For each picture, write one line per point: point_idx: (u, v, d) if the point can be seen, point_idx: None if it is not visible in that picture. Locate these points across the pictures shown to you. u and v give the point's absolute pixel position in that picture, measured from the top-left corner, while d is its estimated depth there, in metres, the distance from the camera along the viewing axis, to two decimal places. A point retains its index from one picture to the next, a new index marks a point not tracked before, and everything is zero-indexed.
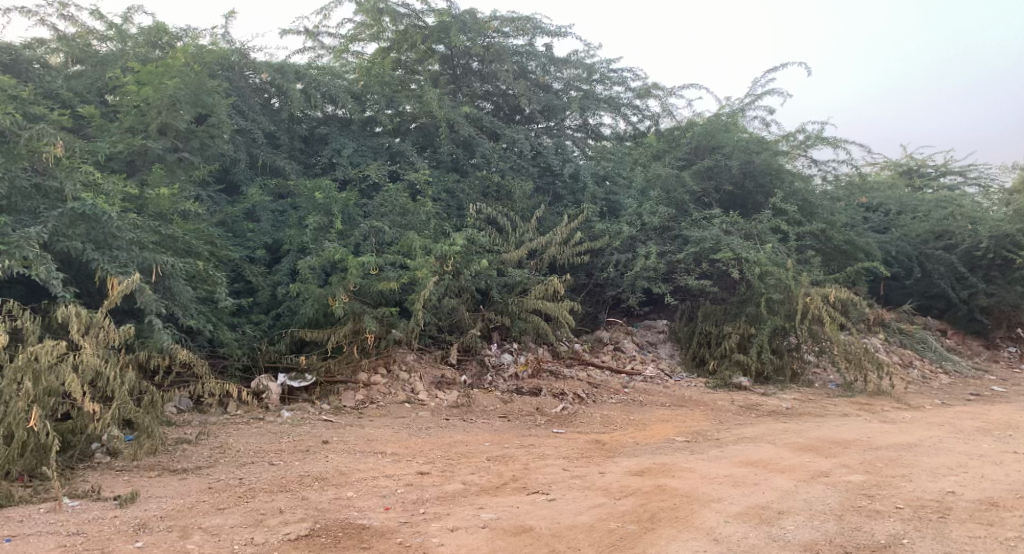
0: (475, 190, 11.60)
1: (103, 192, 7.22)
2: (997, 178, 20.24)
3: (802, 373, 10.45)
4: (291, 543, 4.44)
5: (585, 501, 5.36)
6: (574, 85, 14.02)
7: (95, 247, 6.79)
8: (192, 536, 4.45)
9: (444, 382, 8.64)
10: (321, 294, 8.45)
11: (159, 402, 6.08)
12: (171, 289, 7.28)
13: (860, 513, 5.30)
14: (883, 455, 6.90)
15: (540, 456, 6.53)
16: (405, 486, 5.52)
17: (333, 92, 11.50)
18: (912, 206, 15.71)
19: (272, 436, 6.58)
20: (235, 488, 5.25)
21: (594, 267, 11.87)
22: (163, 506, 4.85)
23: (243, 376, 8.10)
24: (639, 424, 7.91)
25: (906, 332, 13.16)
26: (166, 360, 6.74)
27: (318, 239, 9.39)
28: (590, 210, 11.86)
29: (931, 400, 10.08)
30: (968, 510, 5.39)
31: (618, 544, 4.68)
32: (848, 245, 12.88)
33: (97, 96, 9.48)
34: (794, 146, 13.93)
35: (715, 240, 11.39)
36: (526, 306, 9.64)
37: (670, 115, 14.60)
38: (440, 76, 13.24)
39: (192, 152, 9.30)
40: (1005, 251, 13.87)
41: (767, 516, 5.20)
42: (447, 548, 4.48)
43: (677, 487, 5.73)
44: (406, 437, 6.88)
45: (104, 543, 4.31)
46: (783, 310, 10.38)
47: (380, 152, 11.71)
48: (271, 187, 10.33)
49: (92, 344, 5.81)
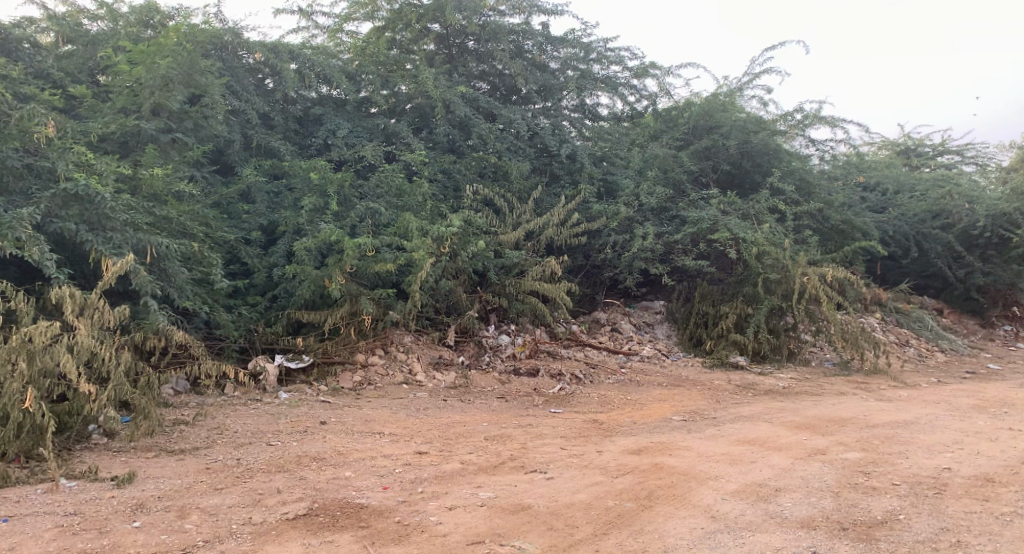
0: (471, 170, 11.53)
1: (96, 172, 7.16)
2: (994, 157, 20.22)
3: (799, 353, 10.45)
4: (289, 522, 4.44)
5: (583, 479, 5.37)
6: (571, 64, 13.85)
7: (89, 228, 6.74)
8: (189, 516, 4.44)
9: (442, 363, 8.62)
10: (317, 275, 8.40)
11: (155, 383, 6.07)
12: (166, 270, 7.24)
13: (856, 489, 5.31)
14: (880, 432, 6.92)
15: (537, 435, 6.55)
16: (404, 466, 5.52)
17: (328, 72, 11.39)
18: (909, 185, 15.76)
19: (269, 417, 6.56)
20: (233, 469, 5.24)
21: (591, 249, 11.86)
22: (160, 486, 4.84)
23: (239, 357, 8.06)
24: (636, 404, 7.91)
25: (903, 312, 13.17)
26: (162, 341, 6.73)
27: (313, 220, 9.33)
28: (587, 191, 11.85)
29: (927, 378, 10.10)
30: (964, 486, 5.41)
31: (615, 522, 4.68)
32: (846, 225, 12.77)
33: (89, 77, 9.40)
34: (791, 125, 13.79)
35: (713, 220, 11.34)
36: (523, 287, 9.67)
37: (668, 95, 14.55)
38: (435, 56, 13.18)
39: (187, 133, 9.19)
40: (1002, 230, 13.91)
41: (764, 493, 5.21)
42: (445, 526, 4.48)
43: (674, 465, 5.74)
44: (403, 418, 6.88)
45: (102, 523, 4.31)
46: (780, 290, 10.40)
47: (375, 133, 11.63)
48: (266, 168, 10.27)
49: (86, 325, 5.78)
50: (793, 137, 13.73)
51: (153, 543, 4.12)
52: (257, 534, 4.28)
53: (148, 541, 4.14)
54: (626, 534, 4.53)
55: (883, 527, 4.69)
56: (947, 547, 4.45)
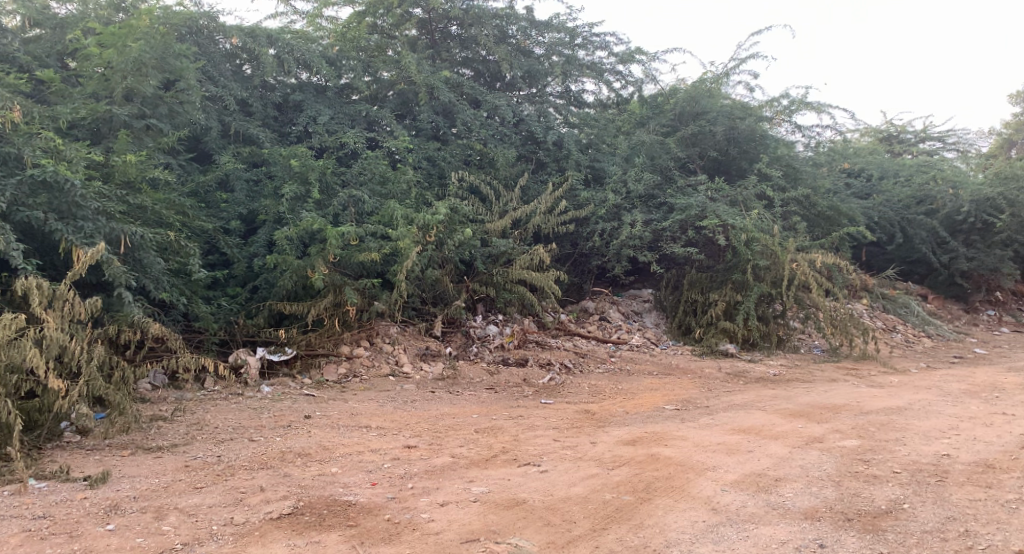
0: (457, 157, 11.29)
1: (65, 159, 6.82)
2: (974, 144, 20.27)
3: (788, 339, 10.35)
4: (273, 523, 4.22)
5: (579, 472, 5.20)
6: (556, 50, 13.61)
7: (58, 217, 6.46)
8: (167, 517, 4.22)
9: (429, 354, 8.43)
10: (299, 266, 8.17)
11: (131, 378, 5.82)
12: (142, 261, 6.98)
13: (857, 478, 5.18)
14: (874, 419, 6.79)
15: (529, 427, 6.36)
16: (393, 460, 5.33)
17: (309, 57, 11.09)
18: (894, 171, 15.70)
19: (251, 412, 6.33)
20: (213, 467, 5.01)
21: (579, 237, 11.66)
22: (136, 486, 4.61)
23: (219, 350, 7.80)
24: (628, 394, 7.75)
25: (889, 298, 13.06)
26: (138, 334, 6.47)
27: (295, 209, 9.05)
28: (574, 178, 11.66)
29: (916, 364, 10.04)
30: (965, 473, 5.29)
31: (613, 516, 4.51)
32: (832, 210, 12.67)
33: (57, 61, 9.07)
34: (778, 111, 13.71)
35: (701, 207, 11.16)
36: (510, 276, 9.46)
37: (654, 81, 14.34)
38: (417, 41, 12.92)
39: (161, 119, 8.85)
40: (985, 215, 13.88)
41: (764, 483, 5.06)
42: (438, 524, 4.29)
43: (671, 455, 5.58)
44: (391, 411, 6.68)
45: (72, 527, 4.07)
46: (770, 276, 10.28)
47: (357, 119, 11.37)
48: (244, 154, 9.97)
49: (56, 318, 5.51)
50: (779, 123, 13.60)
51: (129, 546, 3.90)
52: (240, 535, 4.07)
53: (123, 545, 3.91)
54: (626, 529, 4.36)
55: (889, 517, 4.55)
56: (955, 537, 4.30)
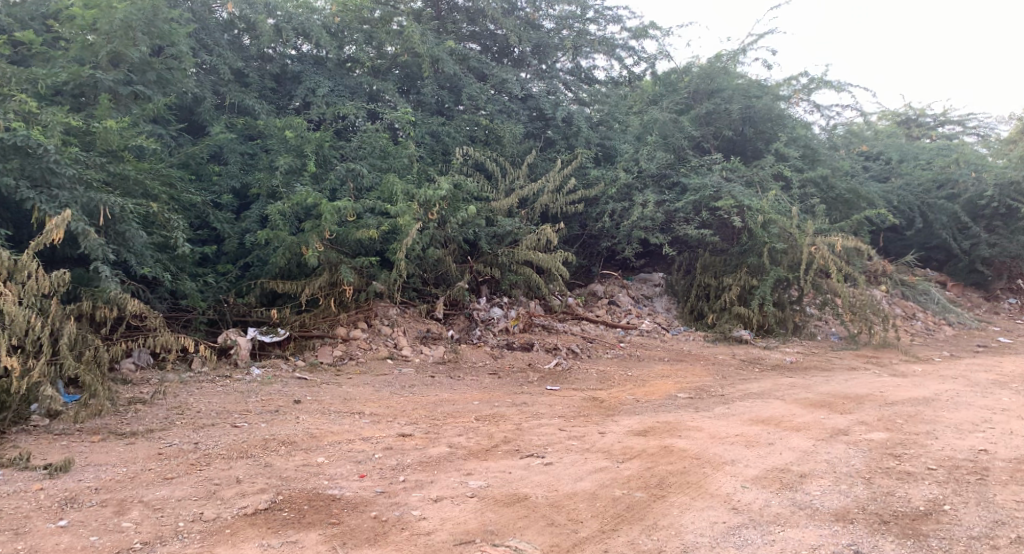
0: (461, 133, 10.84)
1: (41, 124, 6.47)
2: (995, 128, 19.62)
3: (805, 326, 9.92)
4: (247, 519, 3.82)
5: (587, 465, 4.78)
6: (567, 24, 13.10)
7: (31, 185, 6.09)
8: (129, 512, 3.82)
9: (429, 337, 8.01)
10: (293, 242, 7.72)
11: (105, 358, 5.47)
12: (123, 234, 6.54)
13: (889, 476, 4.72)
14: (901, 411, 6.32)
15: (534, 415, 5.94)
16: (384, 450, 4.91)
17: (307, 27, 10.64)
18: (914, 154, 15.14)
19: (237, 396, 5.92)
20: (189, 455, 4.62)
21: (588, 218, 11.18)
22: (100, 476, 4.22)
23: (209, 330, 7.44)
24: (639, 381, 7.29)
25: (909, 284, 12.48)
26: (115, 311, 6.08)
27: (289, 182, 8.63)
28: (584, 155, 11.18)
29: (938, 352, 9.57)
30: (1007, 471, 4.84)
31: (624, 515, 4.09)
32: (852, 193, 12.14)
33: (42, 25, 8.67)
34: (796, 90, 13.03)
35: (715, 188, 10.64)
36: (516, 257, 9.01)
37: (667, 58, 13.83)
38: (424, 12, 12.25)
39: (150, 87, 8.43)
40: (1009, 200, 13.26)
41: (789, 480, 4.62)
42: (429, 523, 3.87)
43: (685, 448, 5.15)
44: (386, 396, 6.27)
45: (20, 523, 3.68)
46: (786, 260, 9.83)
47: (358, 92, 10.86)
48: (239, 126, 9.53)
49: (17, 291, 5.10)
50: (796, 102, 12.98)
51: (79, 547, 3.50)
52: (208, 533, 3.67)
53: (73, 544, 3.52)
54: (638, 530, 3.94)
55: (930, 521, 4.10)
56: (1008, 545, 3.85)
